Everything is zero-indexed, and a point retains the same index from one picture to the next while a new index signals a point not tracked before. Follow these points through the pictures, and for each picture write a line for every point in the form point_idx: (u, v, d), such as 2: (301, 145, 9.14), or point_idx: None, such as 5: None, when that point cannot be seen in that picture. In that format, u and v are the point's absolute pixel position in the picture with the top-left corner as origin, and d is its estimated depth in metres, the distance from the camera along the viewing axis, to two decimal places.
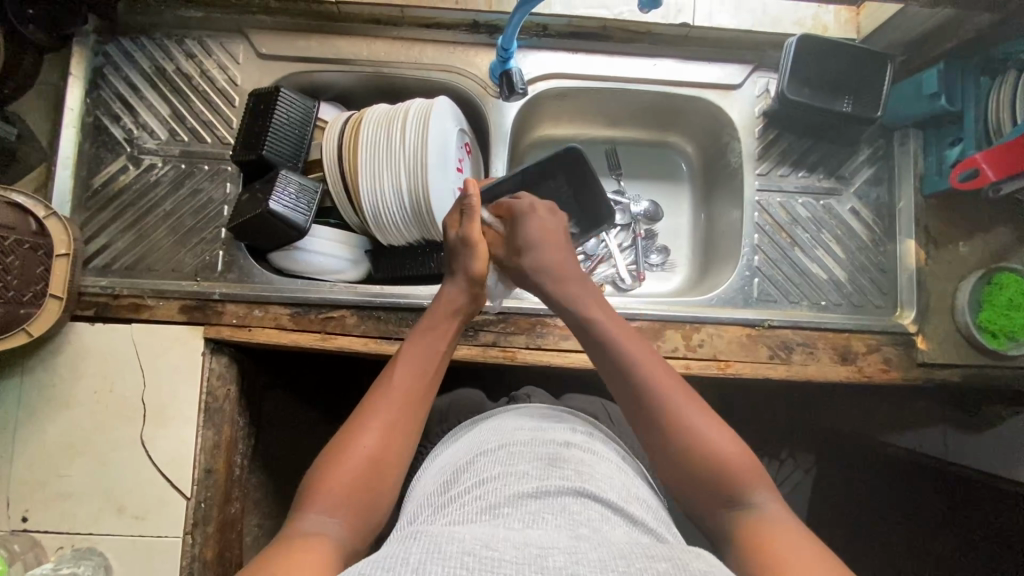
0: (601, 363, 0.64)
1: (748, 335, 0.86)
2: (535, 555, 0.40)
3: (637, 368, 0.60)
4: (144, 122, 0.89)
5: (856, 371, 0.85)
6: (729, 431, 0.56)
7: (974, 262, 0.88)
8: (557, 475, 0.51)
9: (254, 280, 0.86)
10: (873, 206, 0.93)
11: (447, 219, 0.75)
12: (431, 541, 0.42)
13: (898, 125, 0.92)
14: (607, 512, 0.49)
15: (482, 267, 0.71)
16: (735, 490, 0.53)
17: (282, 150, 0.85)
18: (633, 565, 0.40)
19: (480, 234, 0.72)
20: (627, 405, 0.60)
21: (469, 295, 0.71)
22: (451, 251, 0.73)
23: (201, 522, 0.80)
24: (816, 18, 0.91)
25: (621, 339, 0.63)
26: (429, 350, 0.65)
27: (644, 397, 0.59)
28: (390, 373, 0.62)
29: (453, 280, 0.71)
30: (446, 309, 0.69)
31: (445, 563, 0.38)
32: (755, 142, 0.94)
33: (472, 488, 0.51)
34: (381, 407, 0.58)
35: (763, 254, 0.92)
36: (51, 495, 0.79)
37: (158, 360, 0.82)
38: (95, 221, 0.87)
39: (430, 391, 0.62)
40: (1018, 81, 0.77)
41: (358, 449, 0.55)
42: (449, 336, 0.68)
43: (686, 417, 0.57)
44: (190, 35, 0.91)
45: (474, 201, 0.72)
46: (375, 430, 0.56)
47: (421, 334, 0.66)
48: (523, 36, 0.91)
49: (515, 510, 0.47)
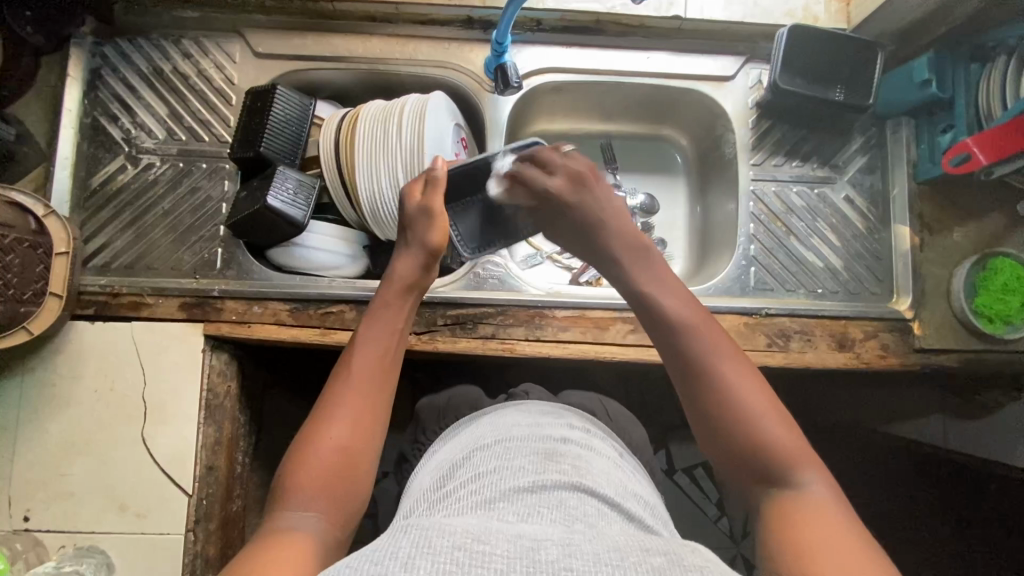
0: (650, 326, 0.62)
1: (746, 324, 0.86)
2: (527, 549, 0.40)
3: (687, 334, 0.58)
4: (142, 121, 0.90)
5: (854, 358, 0.86)
6: (785, 416, 0.54)
7: (969, 248, 0.89)
8: (554, 469, 0.52)
9: (253, 277, 0.87)
10: (867, 194, 0.93)
11: (408, 185, 0.74)
12: (422, 534, 0.42)
13: (890, 114, 0.92)
14: (603, 507, 0.49)
15: (439, 239, 0.71)
16: (779, 470, 0.51)
17: (280, 147, 0.85)
18: (626, 559, 0.40)
19: (440, 207, 0.72)
20: (674, 374, 0.58)
21: (425, 268, 0.70)
22: (409, 219, 0.72)
23: (203, 519, 0.80)
24: (806, 9, 0.93)
25: (673, 304, 0.61)
26: (389, 329, 0.65)
27: (704, 383, 0.56)
28: (349, 361, 0.61)
29: (408, 250, 0.71)
30: (401, 284, 0.68)
31: (434, 559, 0.38)
32: (748, 132, 0.95)
33: (469, 482, 0.51)
34: (340, 395, 0.58)
35: (759, 243, 0.92)
36: (52, 494, 0.79)
37: (159, 358, 0.82)
38: (94, 221, 0.87)
39: (391, 370, 0.62)
40: (1007, 68, 0.78)
41: (327, 441, 0.55)
42: (405, 313, 0.68)
43: (736, 386, 0.54)
44: (186, 35, 0.92)
45: (439, 173, 0.74)
46: (340, 419, 0.56)
47: (377, 315, 0.66)
48: (517, 32, 0.92)
49: (510, 504, 0.47)
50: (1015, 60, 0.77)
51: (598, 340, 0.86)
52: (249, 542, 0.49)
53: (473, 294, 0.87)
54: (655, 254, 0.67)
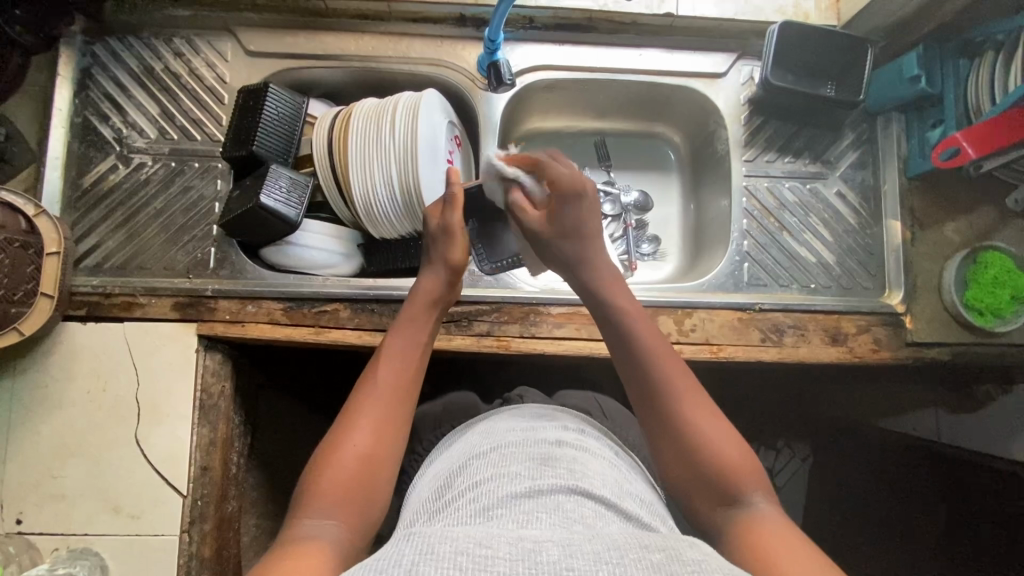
0: (618, 356, 0.64)
1: (740, 318, 0.87)
2: (528, 551, 0.41)
3: (653, 367, 0.61)
4: (133, 120, 0.89)
5: (847, 352, 0.86)
6: (735, 436, 0.57)
7: (959, 241, 0.90)
8: (550, 474, 0.51)
9: (247, 276, 0.86)
10: (859, 189, 0.94)
11: (429, 208, 0.78)
12: (424, 542, 0.42)
13: (880, 110, 0.93)
14: (601, 509, 0.49)
15: (461, 256, 0.73)
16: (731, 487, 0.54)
17: (272, 146, 0.85)
18: (626, 556, 0.40)
19: (461, 225, 0.75)
20: (637, 404, 0.62)
21: (448, 285, 0.73)
22: (432, 238, 0.75)
23: (197, 520, 0.80)
24: (796, 6, 0.94)
25: (645, 335, 0.63)
26: (410, 347, 0.66)
27: (659, 398, 0.60)
28: (373, 372, 0.63)
29: (431, 268, 0.73)
30: (423, 299, 0.71)
31: (438, 565, 0.38)
32: (741, 129, 0.95)
33: (467, 491, 0.52)
34: (366, 403, 0.60)
35: (752, 239, 0.93)
36: (46, 496, 0.78)
37: (152, 358, 0.81)
38: (85, 220, 0.87)
39: (415, 382, 0.64)
40: (996, 63, 0.79)
41: (351, 449, 0.56)
42: (428, 327, 0.69)
43: (685, 403, 0.59)
44: (178, 34, 0.91)
45: (456, 190, 0.75)
46: (365, 429, 0.58)
47: (400, 328, 0.68)
48: (510, 29, 0.92)
49: (509, 510, 0.47)
50: (1004, 55, 0.78)
51: (593, 336, 0.86)
52: (267, 550, 0.49)
53: (467, 292, 0.87)
54: (626, 285, 0.70)
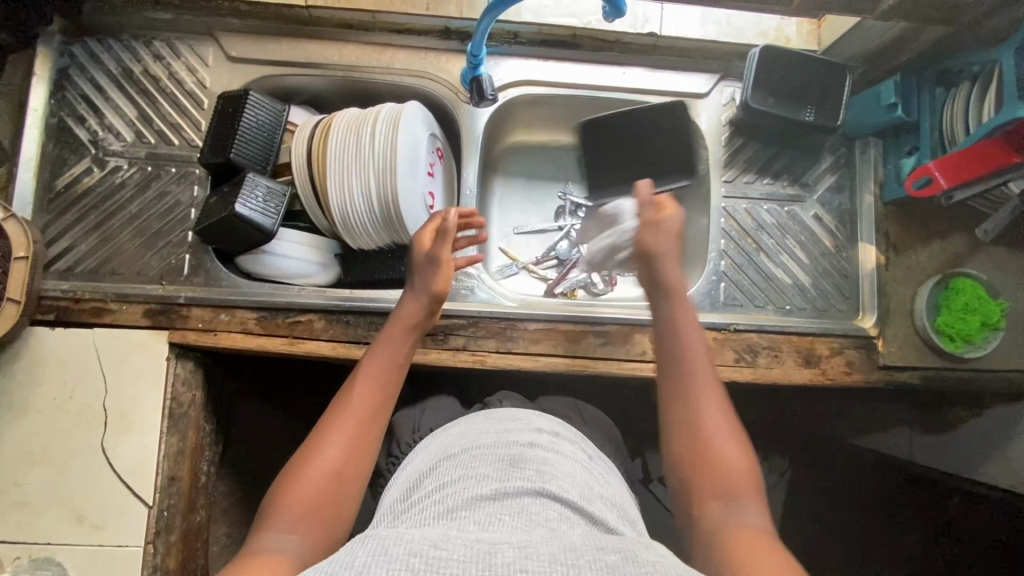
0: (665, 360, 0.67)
1: (714, 338, 0.87)
2: (483, 553, 0.40)
3: (701, 362, 0.66)
4: (110, 123, 0.88)
5: (819, 374, 0.87)
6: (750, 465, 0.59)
7: (932, 267, 0.91)
8: (518, 476, 0.51)
9: (221, 284, 0.85)
10: (836, 213, 0.95)
11: (419, 235, 0.77)
12: (380, 543, 0.41)
13: (859, 135, 0.94)
14: (566, 511, 0.49)
15: (444, 286, 0.74)
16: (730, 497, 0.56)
17: (251, 153, 0.84)
18: (582, 558, 0.40)
19: (448, 257, 0.75)
20: (668, 403, 0.65)
21: (427, 311, 0.74)
22: (417, 266, 0.75)
23: (163, 531, 0.79)
24: (778, 30, 0.95)
25: (697, 355, 0.66)
26: (387, 367, 0.67)
27: (695, 414, 0.62)
28: (349, 391, 0.63)
29: (413, 293, 0.74)
30: (403, 324, 0.71)
31: (390, 566, 0.38)
32: (721, 149, 0.96)
33: (434, 491, 0.51)
34: (337, 420, 0.60)
35: (729, 259, 0.93)
36: (6, 504, 0.77)
37: (121, 365, 0.80)
38: (57, 223, 0.85)
39: (387, 402, 0.64)
40: (970, 95, 0.80)
41: (319, 465, 0.56)
42: (405, 350, 0.70)
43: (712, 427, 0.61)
44: (158, 37, 0.90)
45: (449, 224, 0.74)
46: (335, 446, 0.58)
47: (379, 349, 0.69)
48: (494, 43, 0.93)
49: (471, 513, 0.47)
50: (978, 85, 0.79)
51: (569, 352, 0.86)
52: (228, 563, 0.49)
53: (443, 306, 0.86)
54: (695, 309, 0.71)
